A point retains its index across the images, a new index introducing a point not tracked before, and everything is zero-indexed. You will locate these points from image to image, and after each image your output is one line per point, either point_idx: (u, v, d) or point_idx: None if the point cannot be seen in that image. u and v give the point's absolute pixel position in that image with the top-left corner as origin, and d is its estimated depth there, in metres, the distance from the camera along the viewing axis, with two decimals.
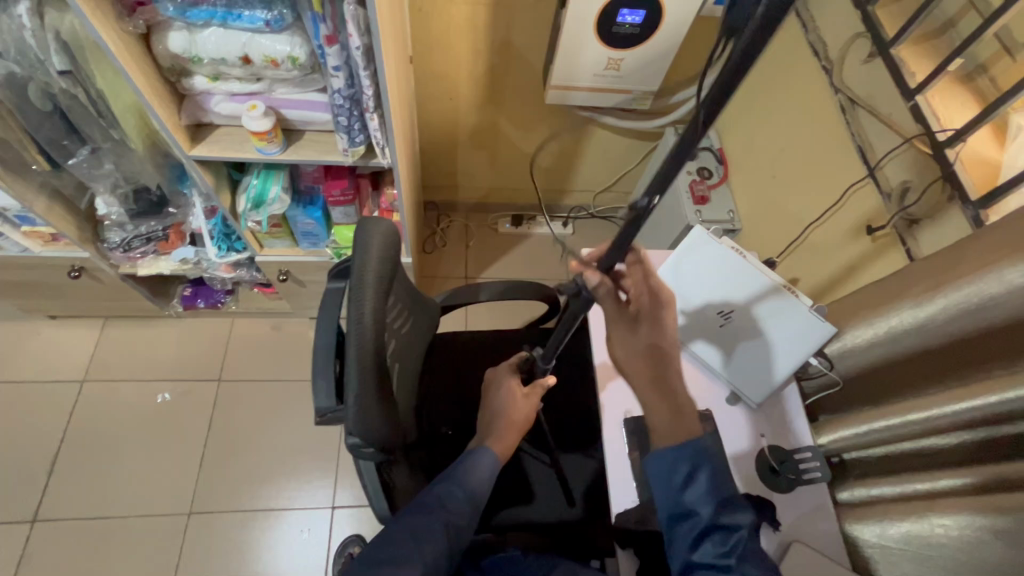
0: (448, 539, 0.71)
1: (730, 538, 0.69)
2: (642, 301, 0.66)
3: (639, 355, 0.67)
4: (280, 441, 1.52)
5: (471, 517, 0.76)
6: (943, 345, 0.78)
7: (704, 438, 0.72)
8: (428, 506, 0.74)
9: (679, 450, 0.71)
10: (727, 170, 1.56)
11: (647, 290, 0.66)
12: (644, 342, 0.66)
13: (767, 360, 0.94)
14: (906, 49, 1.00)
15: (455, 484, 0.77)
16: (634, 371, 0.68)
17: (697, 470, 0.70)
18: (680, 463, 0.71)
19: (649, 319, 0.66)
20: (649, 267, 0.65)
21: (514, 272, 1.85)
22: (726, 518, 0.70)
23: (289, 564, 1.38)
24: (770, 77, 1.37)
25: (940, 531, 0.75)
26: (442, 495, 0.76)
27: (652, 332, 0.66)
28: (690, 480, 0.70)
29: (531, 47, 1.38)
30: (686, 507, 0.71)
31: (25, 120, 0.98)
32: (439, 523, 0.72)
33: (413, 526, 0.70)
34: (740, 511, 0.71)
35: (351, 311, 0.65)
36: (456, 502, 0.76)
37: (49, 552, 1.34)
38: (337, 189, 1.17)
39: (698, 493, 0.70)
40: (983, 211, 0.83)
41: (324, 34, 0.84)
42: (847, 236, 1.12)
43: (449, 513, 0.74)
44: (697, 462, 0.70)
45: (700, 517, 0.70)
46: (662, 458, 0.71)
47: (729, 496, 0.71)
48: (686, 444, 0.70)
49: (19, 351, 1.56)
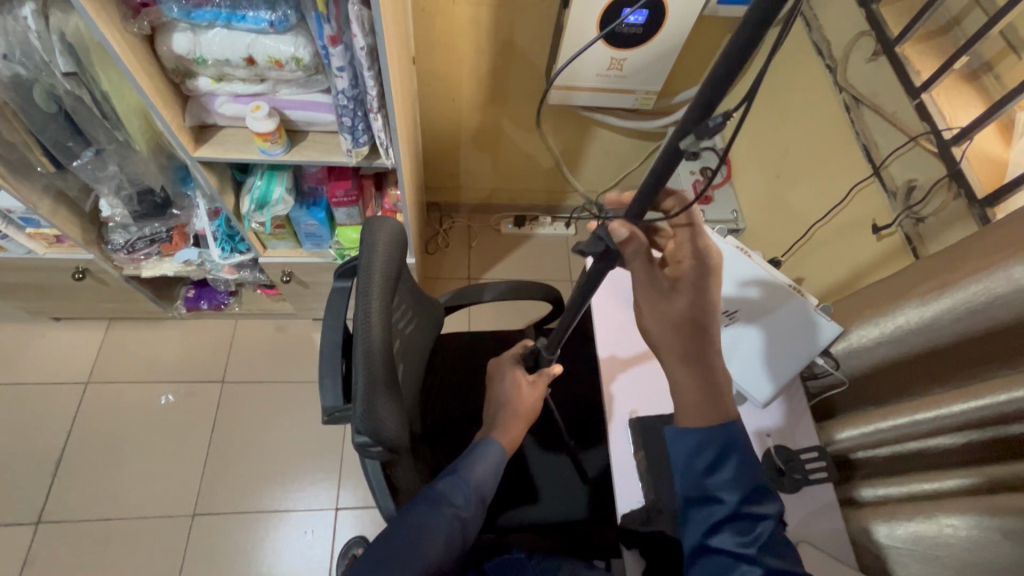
0: (450, 538, 0.71)
1: (753, 528, 0.68)
2: (684, 268, 0.65)
3: (670, 326, 0.66)
4: (285, 442, 1.52)
5: (475, 512, 0.75)
6: (951, 344, 0.78)
7: (737, 423, 0.70)
8: (431, 501, 0.73)
9: (712, 430, 0.69)
10: (730, 169, 1.55)
11: (691, 255, 0.65)
12: (678, 311, 0.65)
13: (775, 357, 0.94)
14: (911, 47, 1.00)
15: (460, 478, 0.76)
16: (665, 346, 0.68)
17: (728, 455, 0.69)
18: (710, 445, 0.69)
19: (688, 288, 0.65)
20: (699, 229, 0.64)
21: (517, 273, 1.85)
22: (752, 508, 0.69)
23: (294, 565, 1.38)
24: (774, 77, 1.37)
25: (948, 531, 0.75)
26: (444, 488, 0.74)
27: (689, 300, 0.65)
28: (719, 465, 0.69)
29: (534, 47, 1.38)
30: (711, 492, 0.69)
31: (30, 122, 0.99)
32: (442, 520, 0.71)
33: (417, 521, 0.70)
34: (768, 501, 0.70)
35: (358, 309, 0.65)
36: (460, 498, 0.74)
37: (53, 553, 1.34)
38: (340, 189, 1.18)
39: (726, 480, 0.69)
40: (990, 210, 0.83)
41: (328, 34, 0.84)
42: (853, 234, 1.12)
43: (452, 510, 0.73)
44: (728, 449, 0.69)
45: (726, 505, 0.68)
46: (692, 439, 0.70)
47: (757, 486, 0.69)
48: (720, 427, 0.69)
49: (23, 352, 1.57)
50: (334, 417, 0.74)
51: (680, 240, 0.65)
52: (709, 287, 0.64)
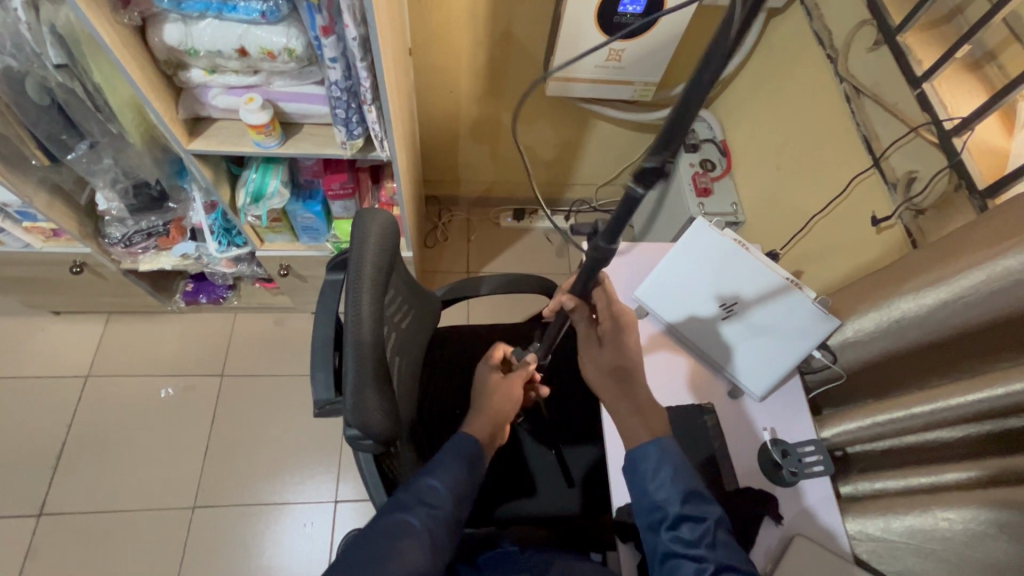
0: (429, 534, 0.69)
1: (699, 527, 0.71)
2: (605, 326, 0.78)
3: (606, 371, 0.79)
4: (284, 436, 1.52)
5: (454, 510, 0.74)
6: (949, 336, 0.77)
7: (667, 439, 0.77)
8: (405, 501, 0.72)
9: (645, 446, 0.76)
10: (731, 162, 1.53)
11: (609, 315, 0.78)
12: (607, 361, 0.79)
13: (772, 352, 0.93)
14: (912, 37, 0.99)
15: (434, 477, 0.75)
16: (603, 385, 0.79)
17: (661, 465, 0.75)
18: (643, 460, 0.75)
19: (612, 341, 0.78)
20: (612, 293, 0.78)
21: (516, 265, 1.85)
22: (692, 509, 0.72)
23: (293, 558, 1.38)
24: (774, 67, 1.36)
25: (943, 525, 0.76)
26: (419, 489, 0.74)
27: (616, 351, 0.78)
28: (656, 476, 0.74)
29: (530, 38, 1.36)
30: (656, 502, 0.73)
31: (24, 114, 0.98)
32: (418, 518, 0.70)
33: (391, 522, 0.69)
34: (707, 503, 0.74)
35: (348, 303, 0.64)
36: (435, 495, 0.73)
37: (55, 545, 1.35)
38: (336, 182, 1.17)
39: (666, 488, 0.74)
40: (990, 201, 0.82)
41: (320, 25, 0.83)
42: (853, 226, 1.11)
43: (428, 508, 0.72)
44: (660, 460, 0.75)
45: (669, 510, 0.72)
46: (631, 459, 0.76)
47: (694, 489, 0.74)
48: (649, 444, 0.76)
49: (24, 346, 1.57)
50: (324, 410, 0.74)
51: (601, 303, 0.79)
52: (629, 340, 0.78)
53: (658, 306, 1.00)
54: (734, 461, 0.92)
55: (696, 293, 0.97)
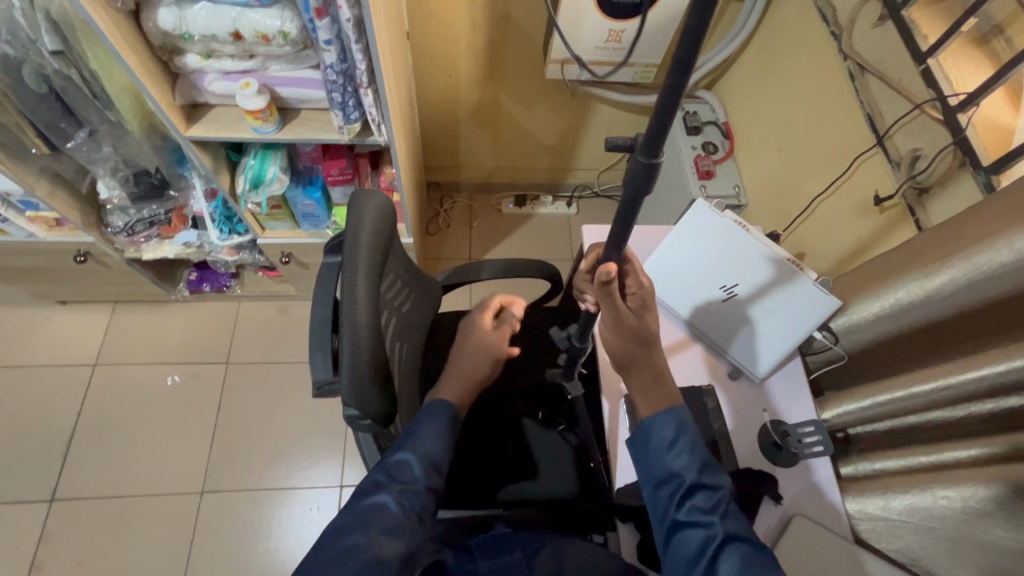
0: (405, 515, 0.69)
1: (713, 496, 0.71)
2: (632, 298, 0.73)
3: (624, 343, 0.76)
4: (290, 421, 1.54)
5: (428, 483, 0.73)
6: (952, 314, 0.76)
7: (684, 408, 0.77)
8: (379, 480, 0.71)
9: (665, 415, 0.75)
10: (734, 144, 1.52)
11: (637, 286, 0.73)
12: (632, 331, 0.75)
13: (770, 333, 0.93)
14: (918, 11, 0.97)
15: (405, 451, 0.74)
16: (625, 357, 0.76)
17: (680, 433, 0.75)
18: (664, 426, 0.75)
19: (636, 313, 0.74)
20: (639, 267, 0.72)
21: (519, 250, 1.84)
22: (707, 478, 0.73)
23: (300, 540, 1.40)
24: (776, 47, 1.33)
25: (943, 503, 0.75)
26: (393, 467, 0.73)
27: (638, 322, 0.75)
28: (673, 444, 0.74)
29: (530, 19, 1.35)
30: (671, 470, 0.73)
31: (23, 103, 0.99)
32: (392, 498, 0.69)
33: (364, 506, 0.69)
34: (721, 474, 0.74)
35: (343, 284, 0.64)
36: (409, 473, 0.73)
37: (67, 529, 1.37)
38: (335, 168, 1.16)
39: (682, 457, 0.74)
40: (995, 177, 0.81)
41: (313, 7, 0.82)
42: (856, 207, 1.09)
43: (402, 486, 0.71)
44: (679, 428, 0.75)
45: (684, 478, 0.72)
46: (648, 424, 0.76)
47: (710, 459, 0.74)
48: (669, 411, 0.76)
49: (32, 336, 1.59)
50: (323, 391, 0.74)
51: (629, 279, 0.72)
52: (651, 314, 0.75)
53: (665, 293, 1.00)
54: (735, 443, 0.92)
55: (697, 278, 0.96)
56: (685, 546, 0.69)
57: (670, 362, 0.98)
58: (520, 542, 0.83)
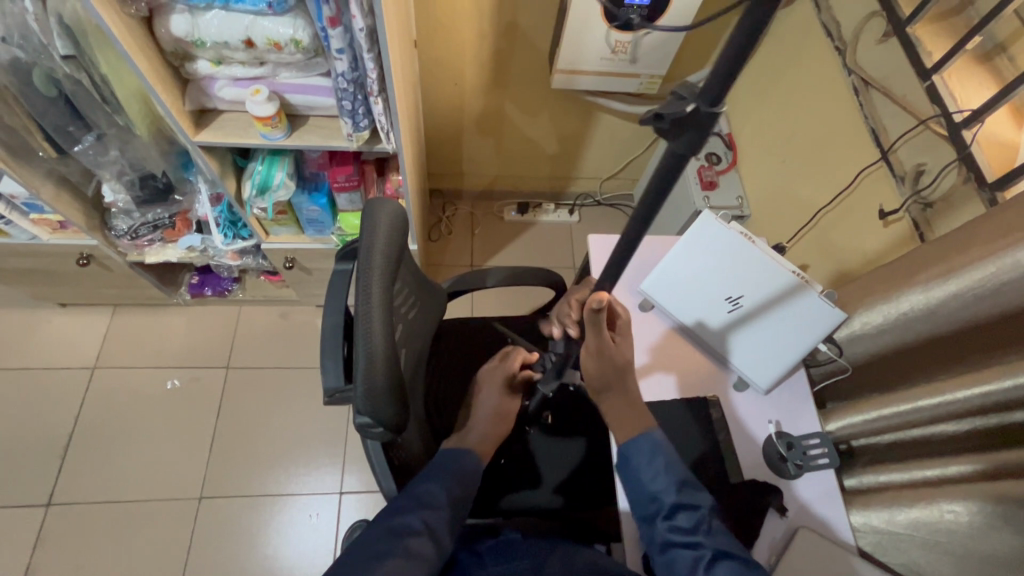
0: (430, 535, 0.71)
1: (694, 516, 0.73)
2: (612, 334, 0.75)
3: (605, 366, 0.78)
4: (290, 426, 1.53)
5: (453, 508, 0.75)
6: (956, 330, 0.77)
7: (658, 431, 0.79)
8: (404, 504, 0.73)
9: (637, 439, 0.78)
10: (736, 155, 1.53)
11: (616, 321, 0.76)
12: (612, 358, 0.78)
13: (773, 346, 0.93)
14: (923, 28, 0.98)
15: (433, 481, 0.77)
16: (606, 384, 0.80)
17: (655, 455, 0.77)
18: (638, 452, 0.77)
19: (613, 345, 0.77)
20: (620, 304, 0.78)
21: (521, 257, 1.85)
22: (687, 498, 0.74)
23: (298, 547, 1.40)
24: (781, 60, 1.35)
25: (948, 517, 0.76)
26: (419, 493, 0.75)
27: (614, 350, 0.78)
28: (649, 467, 0.76)
29: (536, 29, 1.36)
30: (652, 493, 0.75)
31: (31, 107, 0.99)
32: (419, 519, 0.71)
33: (392, 523, 0.71)
34: (701, 493, 0.75)
35: (358, 291, 0.64)
36: (434, 498, 0.75)
37: (63, 534, 1.36)
38: (342, 175, 1.17)
39: (660, 478, 0.75)
40: (999, 193, 0.82)
41: (327, 16, 0.82)
42: (859, 220, 1.10)
43: (429, 509, 0.73)
44: (653, 451, 0.77)
45: (664, 500, 0.74)
46: (624, 452, 0.78)
47: (687, 479, 0.76)
48: (641, 436, 0.78)
49: (31, 338, 1.58)
50: (334, 398, 0.74)
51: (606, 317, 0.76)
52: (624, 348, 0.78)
53: (668, 303, 1.01)
54: (739, 452, 0.93)
55: (703, 289, 0.96)
56: (675, 567, 0.70)
57: (674, 375, 0.99)
58: (528, 553, 0.82)
